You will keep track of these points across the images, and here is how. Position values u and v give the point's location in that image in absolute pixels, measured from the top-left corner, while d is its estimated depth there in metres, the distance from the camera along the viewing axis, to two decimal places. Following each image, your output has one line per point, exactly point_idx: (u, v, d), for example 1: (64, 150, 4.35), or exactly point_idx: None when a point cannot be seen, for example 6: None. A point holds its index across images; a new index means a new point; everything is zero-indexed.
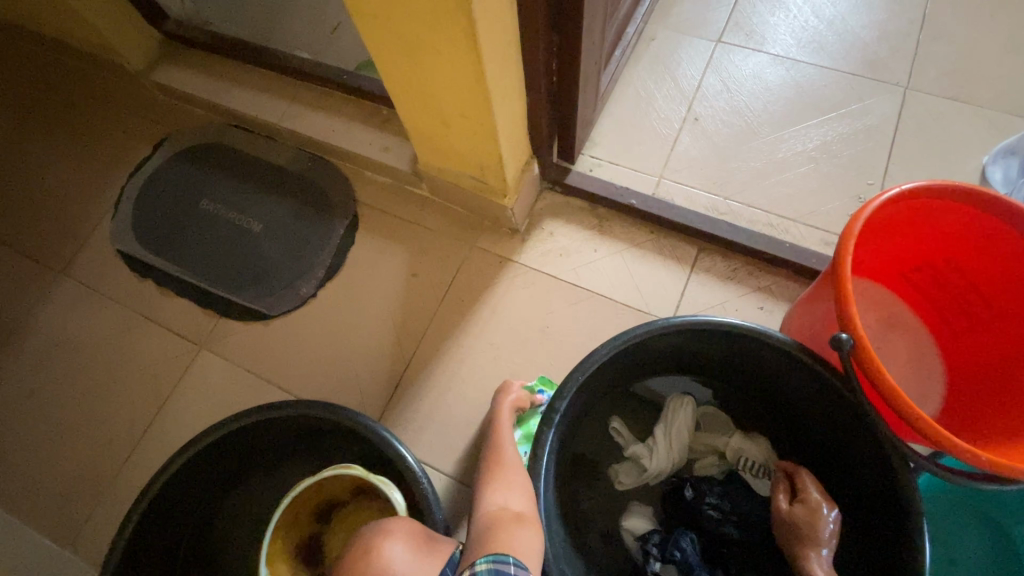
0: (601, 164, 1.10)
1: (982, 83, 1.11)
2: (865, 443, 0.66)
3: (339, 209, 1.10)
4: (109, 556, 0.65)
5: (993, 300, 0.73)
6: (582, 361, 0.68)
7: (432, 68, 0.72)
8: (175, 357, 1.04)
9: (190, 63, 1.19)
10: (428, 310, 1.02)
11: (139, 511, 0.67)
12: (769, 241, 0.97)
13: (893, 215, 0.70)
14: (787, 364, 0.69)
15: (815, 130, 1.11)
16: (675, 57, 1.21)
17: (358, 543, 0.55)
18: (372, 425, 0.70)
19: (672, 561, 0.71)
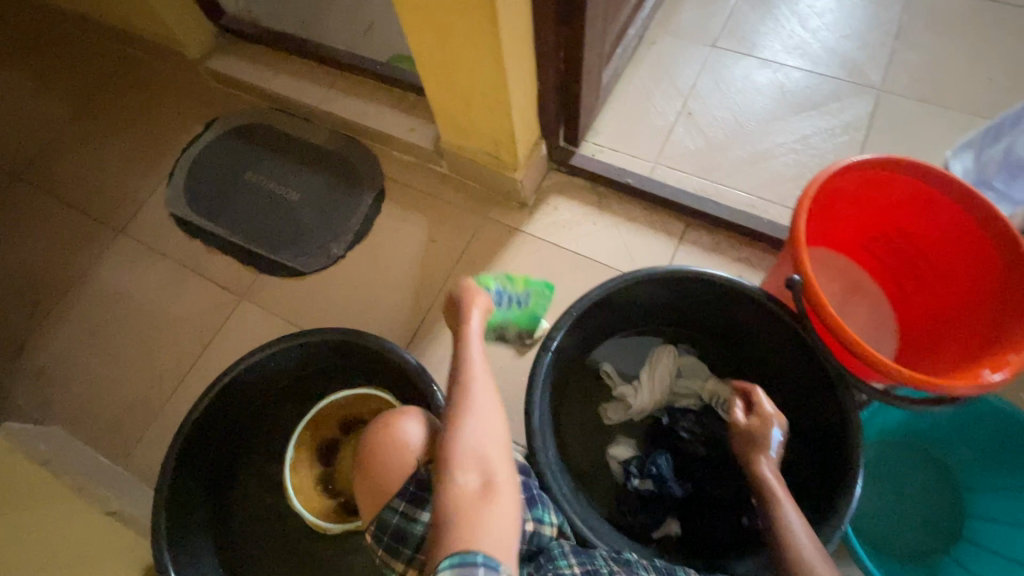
0: (603, 150, 1.23)
1: (950, 87, 1.23)
2: (819, 377, 0.77)
3: (368, 182, 1.24)
4: (178, 435, 0.80)
5: (936, 263, 0.85)
6: (576, 300, 0.79)
7: (458, 50, 0.86)
8: (219, 306, 1.17)
9: (241, 53, 1.35)
10: (444, 271, 1.15)
11: (203, 403, 0.82)
12: (749, 217, 1.10)
13: (847, 185, 0.82)
14: (752, 309, 0.81)
15: (796, 125, 1.24)
16: (672, 59, 1.35)
17: (386, 414, 0.67)
18: (395, 349, 0.84)
19: (650, 476, 0.83)
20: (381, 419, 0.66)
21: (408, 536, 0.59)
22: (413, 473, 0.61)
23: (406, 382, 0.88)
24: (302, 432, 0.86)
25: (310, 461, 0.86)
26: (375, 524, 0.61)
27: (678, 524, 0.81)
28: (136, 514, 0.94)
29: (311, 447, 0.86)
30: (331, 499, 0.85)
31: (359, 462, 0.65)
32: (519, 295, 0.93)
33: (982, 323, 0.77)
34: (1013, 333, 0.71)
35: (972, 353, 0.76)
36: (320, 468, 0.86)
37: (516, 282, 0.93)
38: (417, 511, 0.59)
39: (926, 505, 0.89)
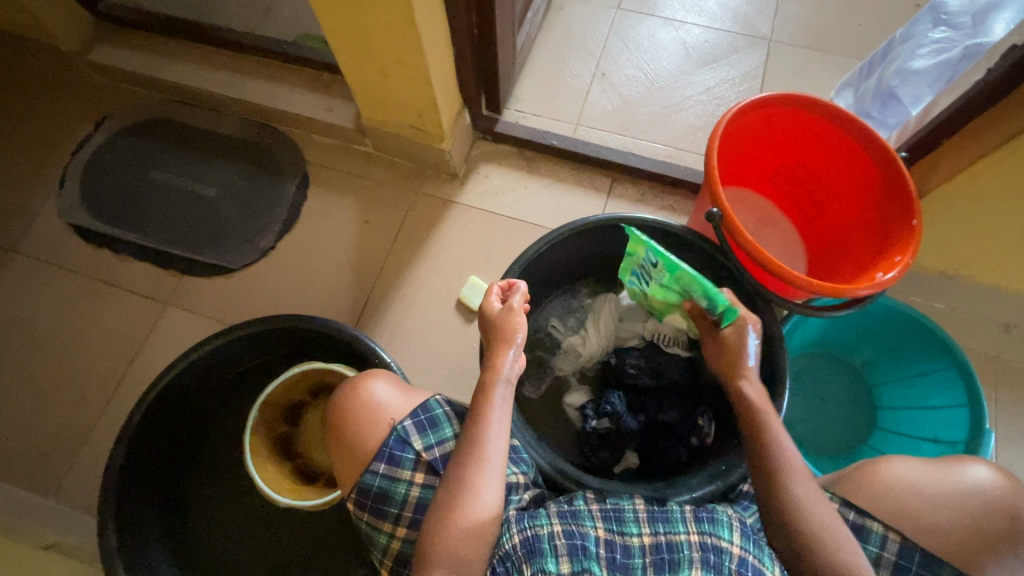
0: (526, 116, 1.26)
1: (828, 34, 1.35)
2: (746, 302, 0.85)
3: (289, 169, 1.19)
4: (117, 445, 0.77)
5: (831, 187, 0.95)
6: (517, 256, 0.81)
7: (370, 19, 0.84)
8: (141, 315, 1.09)
9: (126, 42, 1.24)
10: (381, 250, 1.13)
11: (145, 404, 0.79)
12: (669, 166, 1.16)
13: (749, 124, 0.89)
14: (682, 247, 0.87)
15: (702, 78, 1.32)
16: (582, 22, 1.38)
17: (353, 378, 0.74)
18: (348, 330, 0.83)
19: (607, 415, 0.88)
20: (348, 385, 0.73)
21: (391, 494, 0.66)
22: (387, 433, 0.68)
23: (356, 358, 0.89)
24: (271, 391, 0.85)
25: (268, 422, 0.87)
26: (356, 491, 0.67)
27: (636, 454, 0.87)
28: (78, 545, 0.87)
29: (273, 408, 0.88)
30: (283, 461, 0.88)
31: (333, 431, 0.71)
32: (649, 257, 0.77)
33: (874, 234, 0.88)
34: (899, 238, 0.81)
35: (868, 261, 0.87)
36: (276, 429, 0.89)
37: (636, 247, 0.77)
38: (396, 470, 0.66)
39: (837, 396, 1.01)
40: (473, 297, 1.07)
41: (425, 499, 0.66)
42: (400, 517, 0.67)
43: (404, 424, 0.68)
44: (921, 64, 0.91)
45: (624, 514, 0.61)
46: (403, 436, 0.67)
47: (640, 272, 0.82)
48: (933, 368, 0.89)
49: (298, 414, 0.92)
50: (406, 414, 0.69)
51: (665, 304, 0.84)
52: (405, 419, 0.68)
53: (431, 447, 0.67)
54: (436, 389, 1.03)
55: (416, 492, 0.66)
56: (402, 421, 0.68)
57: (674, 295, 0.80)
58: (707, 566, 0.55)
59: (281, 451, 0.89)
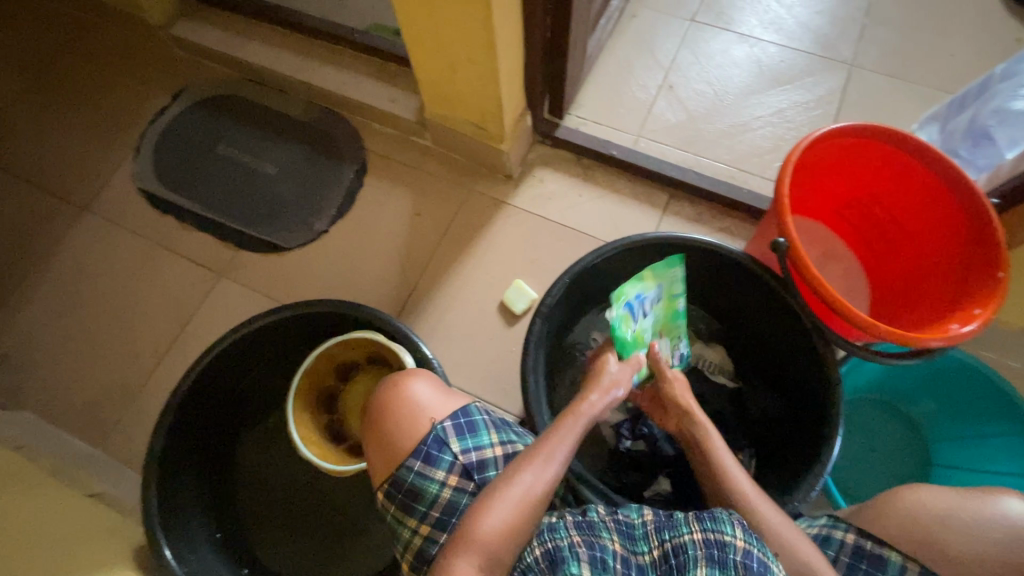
0: (586, 123, 1.24)
1: (916, 63, 1.28)
2: (803, 339, 0.81)
3: (349, 155, 1.21)
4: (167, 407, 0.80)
5: (907, 226, 0.89)
6: (569, 266, 0.80)
7: (446, 15, 0.84)
8: (196, 283, 1.13)
9: (208, 20, 1.29)
10: (430, 243, 1.14)
11: (194, 372, 0.82)
12: (731, 188, 1.12)
13: (825, 153, 0.85)
14: (738, 274, 0.84)
15: (773, 99, 1.27)
16: (653, 32, 1.36)
17: (397, 374, 0.74)
18: (396, 325, 0.85)
19: (642, 437, 0.87)
20: (392, 379, 0.73)
21: (423, 492, 0.66)
22: (425, 432, 0.68)
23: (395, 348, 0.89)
24: (328, 347, 0.86)
25: (319, 371, 0.88)
26: (388, 484, 0.68)
27: (669, 481, 0.84)
28: (119, 496, 0.92)
29: (326, 362, 0.89)
30: (321, 414, 0.89)
31: (372, 422, 0.72)
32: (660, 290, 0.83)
33: (952, 281, 0.82)
34: (980, 289, 0.76)
35: (941, 311, 0.82)
36: (322, 380, 0.90)
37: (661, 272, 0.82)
38: (430, 469, 0.66)
39: (883, 437, 0.96)
40: (517, 301, 1.06)
41: (456, 501, 0.66)
42: (426, 515, 0.66)
43: (444, 425, 0.68)
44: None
45: (635, 529, 0.58)
46: (441, 437, 0.67)
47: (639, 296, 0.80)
48: (1005, 431, 0.83)
49: (349, 372, 0.92)
50: (446, 415, 0.69)
51: (635, 340, 0.80)
52: (444, 420, 0.68)
53: (467, 450, 0.67)
54: (471, 390, 1.03)
55: (447, 493, 0.66)
56: (442, 421, 0.68)
57: (650, 337, 0.84)
58: (713, 563, 0.51)
59: (321, 404, 0.90)
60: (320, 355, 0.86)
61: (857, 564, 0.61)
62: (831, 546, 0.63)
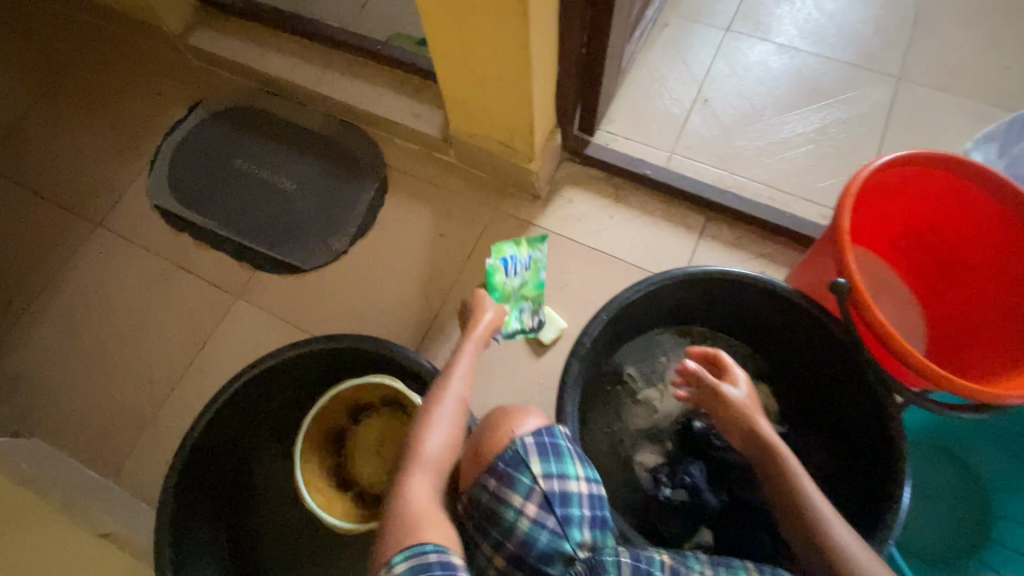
0: (617, 139, 1.18)
1: (968, 77, 1.20)
2: (858, 386, 0.75)
3: (369, 172, 1.16)
4: (181, 449, 0.76)
5: (970, 262, 0.83)
6: (607, 302, 0.77)
7: (479, 32, 0.79)
8: (211, 305, 1.09)
9: (225, 29, 1.25)
10: (453, 266, 1.09)
11: (211, 411, 0.77)
12: (772, 211, 1.06)
13: (884, 182, 0.79)
14: (787, 312, 0.79)
15: (814, 114, 1.20)
16: (687, 42, 1.30)
17: (501, 413, 0.62)
18: (422, 362, 0.79)
19: (683, 486, 0.80)
20: (501, 414, 0.62)
21: (498, 517, 0.54)
22: (505, 447, 0.57)
23: (420, 386, 0.84)
24: (342, 390, 0.82)
25: (331, 412, 0.84)
26: (468, 502, 0.58)
27: (711, 532, 0.77)
28: (131, 533, 0.88)
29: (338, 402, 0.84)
30: (326, 455, 0.85)
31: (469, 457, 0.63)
32: (527, 262, 0.97)
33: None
34: None
35: (1010, 355, 0.75)
36: (334, 419, 0.86)
37: (521, 245, 0.96)
38: (506, 490, 0.54)
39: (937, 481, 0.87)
40: (545, 329, 1.01)
41: (534, 537, 0.52)
42: (501, 544, 0.54)
43: (524, 440, 0.57)
44: None
45: None
46: (520, 455, 0.56)
47: (512, 264, 0.93)
48: None
49: (361, 412, 0.87)
50: (531, 430, 0.59)
51: (509, 297, 0.93)
52: (527, 436, 0.57)
53: (551, 477, 0.55)
54: None
55: (524, 525, 0.52)
56: (523, 436, 0.57)
57: (518, 300, 0.94)
58: None
59: (330, 445, 0.86)
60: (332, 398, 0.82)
61: None
62: None
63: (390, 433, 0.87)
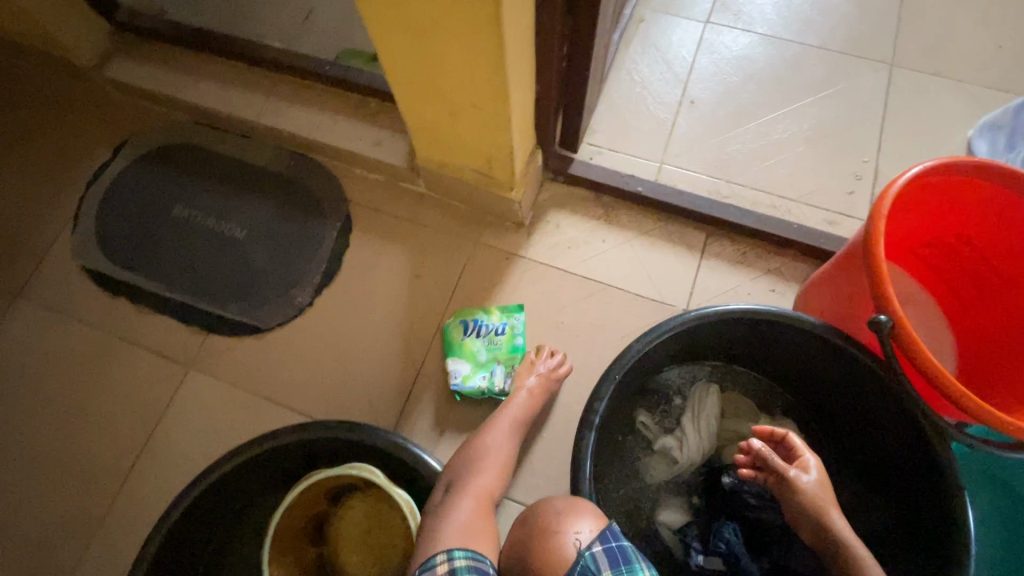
0: (601, 152, 1.08)
1: (962, 59, 1.14)
2: (900, 427, 0.67)
3: (330, 210, 1.03)
4: None
5: (1004, 272, 0.75)
6: (618, 359, 0.68)
7: (445, 57, 0.67)
8: (161, 379, 0.96)
9: (148, 56, 1.09)
10: (434, 311, 0.97)
11: (162, 532, 0.65)
12: (777, 222, 0.98)
13: (912, 194, 0.71)
14: (814, 348, 0.71)
15: (808, 109, 1.12)
16: (666, 39, 1.19)
17: (548, 512, 0.56)
18: (409, 447, 0.70)
19: (718, 553, 0.71)
20: (549, 520, 0.56)
21: None
22: (571, 562, 0.51)
23: (407, 470, 0.73)
24: (312, 482, 0.67)
25: (307, 503, 0.70)
26: None
27: None
28: None
29: (315, 491, 0.69)
30: (304, 551, 0.71)
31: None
32: (498, 327, 0.94)
33: None
34: None
35: None
36: (312, 508, 0.71)
37: (491, 311, 0.95)
38: None
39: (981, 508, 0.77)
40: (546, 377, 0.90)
41: None
42: None
43: (593, 552, 0.50)
44: None
45: None
46: (590, 569, 0.49)
47: (479, 328, 0.93)
48: None
49: (342, 496, 0.73)
50: (592, 535, 0.53)
51: (471, 357, 0.91)
52: (593, 545, 0.51)
53: None
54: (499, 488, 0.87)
55: None
56: (590, 547, 0.51)
57: (488, 362, 0.91)
58: None
59: (308, 536, 0.72)
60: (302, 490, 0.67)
61: None
62: None
63: (377, 521, 0.72)
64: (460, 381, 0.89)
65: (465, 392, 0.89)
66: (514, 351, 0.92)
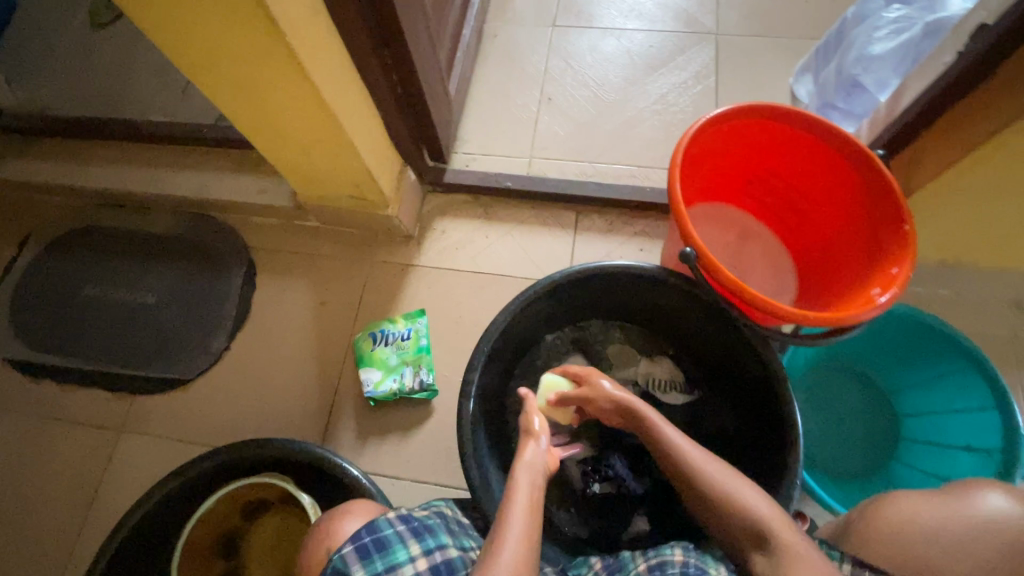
0: (475, 158, 1.19)
1: (774, 18, 1.29)
2: (737, 342, 0.77)
3: (232, 259, 1.11)
4: None
5: (807, 192, 0.87)
6: (484, 333, 0.74)
7: (276, 103, 0.77)
8: (94, 448, 1.00)
9: (37, 151, 1.16)
10: (343, 331, 1.04)
11: (110, 552, 0.72)
12: (634, 190, 1.09)
13: (711, 140, 0.81)
14: (658, 289, 0.79)
15: (652, 86, 1.25)
16: (519, 47, 1.31)
17: (331, 515, 0.65)
18: (332, 458, 0.76)
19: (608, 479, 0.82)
20: (325, 525, 0.64)
21: None
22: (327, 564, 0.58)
23: (320, 475, 0.80)
24: (233, 489, 0.74)
25: (220, 515, 0.76)
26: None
27: (645, 519, 0.81)
28: None
29: (228, 504, 0.76)
30: (214, 563, 0.77)
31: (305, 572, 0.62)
32: (404, 333, 1.00)
33: (863, 238, 0.79)
34: (891, 244, 0.73)
35: (860, 272, 0.79)
36: (225, 522, 0.77)
37: (396, 320, 1.02)
38: None
39: (845, 402, 0.92)
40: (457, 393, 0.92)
41: None
42: None
43: (343, 552, 0.57)
44: (881, 48, 0.84)
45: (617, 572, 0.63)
46: (341, 569, 0.56)
47: (388, 339, 1.00)
48: (954, 370, 0.81)
49: (255, 511, 0.79)
50: (352, 536, 0.59)
51: (382, 365, 0.98)
52: (346, 546, 0.57)
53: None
54: (425, 478, 0.94)
55: None
56: (342, 549, 0.57)
57: (398, 366, 0.98)
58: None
59: (214, 544, 0.77)
60: (224, 495, 0.74)
61: None
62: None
63: (286, 534, 0.80)
64: (373, 387, 0.96)
65: (381, 397, 0.96)
66: (422, 352, 0.99)
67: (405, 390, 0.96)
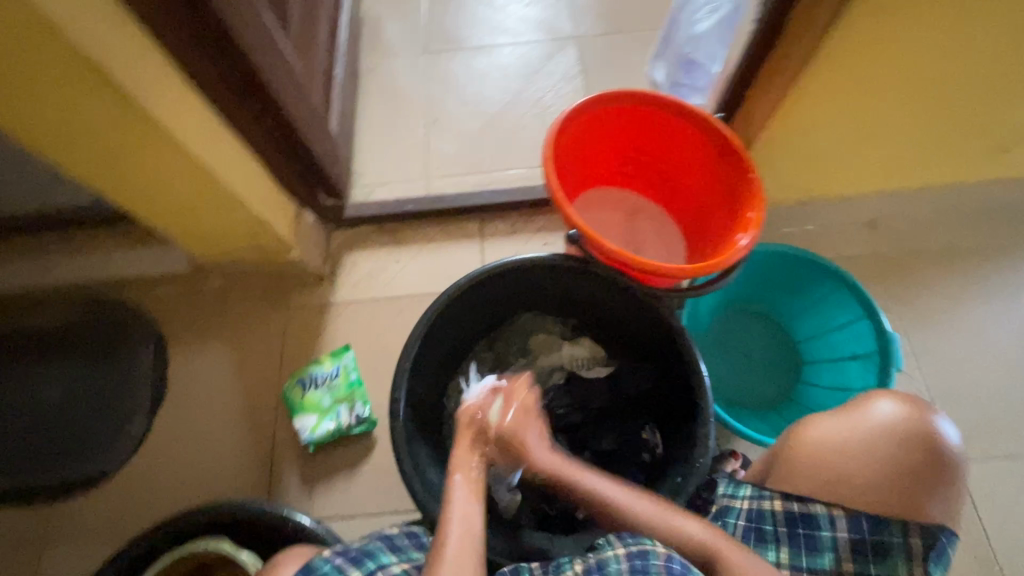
0: (373, 189, 1.21)
1: (623, 15, 1.41)
2: (637, 308, 0.83)
3: (138, 336, 1.06)
4: None
5: (671, 164, 0.96)
6: (403, 349, 0.75)
7: (146, 169, 0.76)
8: (15, 569, 0.92)
9: None
10: (269, 383, 1.02)
11: None
12: (528, 190, 1.15)
13: (576, 130, 0.88)
14: (558, 275, 0.85)
15: (527, 93, 1.33)
16: (396, 77, 1.36)
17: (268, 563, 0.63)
18: (275, 507, 0.76)
19: None
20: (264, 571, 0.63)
21: None
22: None
23: (267, 533, 0.78)
24: (173, 559, 0.72)
25: None
26: None
27: None
28: None
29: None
30: None
31: None
32: (332, 372, 0.99)
33: (725, 193, 0.89)
34: (745, 193, 0.83)
35: (728, 223, 0.88)
36: None
37: (323, 360, 1.00)
38: None
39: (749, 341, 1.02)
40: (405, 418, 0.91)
41: None
42: None
43: None
44: (704, 26, 0.93)
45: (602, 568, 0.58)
46: None
47: (317, 381, 0.98)
48: (827, 292, 0.91)
49: None
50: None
51: (315, 408, 0.97)
52: None
53: None
54: (380, 508, 0.93)
55: None
56: None
57: (332, 405, 0.97)
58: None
59: None
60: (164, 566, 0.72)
61: (793, 529, 0.68)
62: (768, 520, 0.70)
63: None
64: (310, 431, 0.95)
65: (320, 439, 0.95)
66: (353, 387, 0.98)
67: (343, 427, 0.95)
